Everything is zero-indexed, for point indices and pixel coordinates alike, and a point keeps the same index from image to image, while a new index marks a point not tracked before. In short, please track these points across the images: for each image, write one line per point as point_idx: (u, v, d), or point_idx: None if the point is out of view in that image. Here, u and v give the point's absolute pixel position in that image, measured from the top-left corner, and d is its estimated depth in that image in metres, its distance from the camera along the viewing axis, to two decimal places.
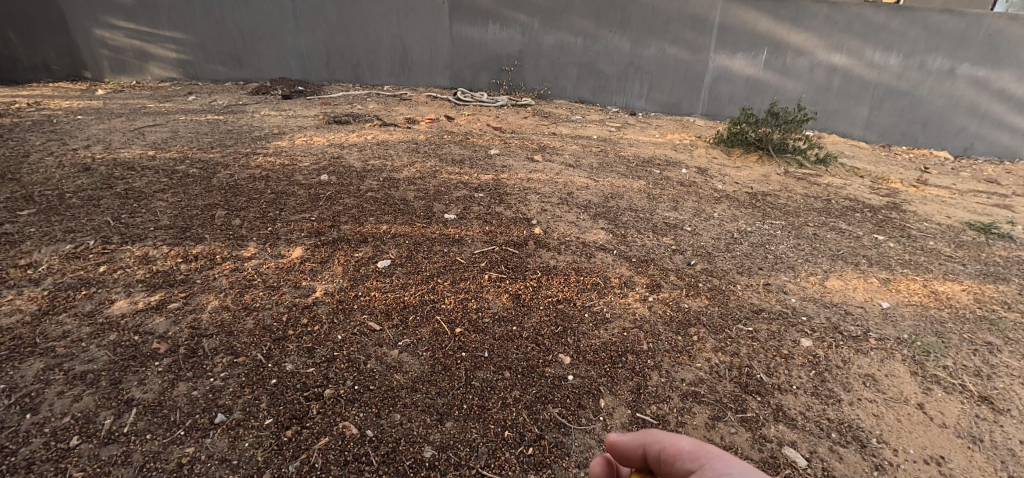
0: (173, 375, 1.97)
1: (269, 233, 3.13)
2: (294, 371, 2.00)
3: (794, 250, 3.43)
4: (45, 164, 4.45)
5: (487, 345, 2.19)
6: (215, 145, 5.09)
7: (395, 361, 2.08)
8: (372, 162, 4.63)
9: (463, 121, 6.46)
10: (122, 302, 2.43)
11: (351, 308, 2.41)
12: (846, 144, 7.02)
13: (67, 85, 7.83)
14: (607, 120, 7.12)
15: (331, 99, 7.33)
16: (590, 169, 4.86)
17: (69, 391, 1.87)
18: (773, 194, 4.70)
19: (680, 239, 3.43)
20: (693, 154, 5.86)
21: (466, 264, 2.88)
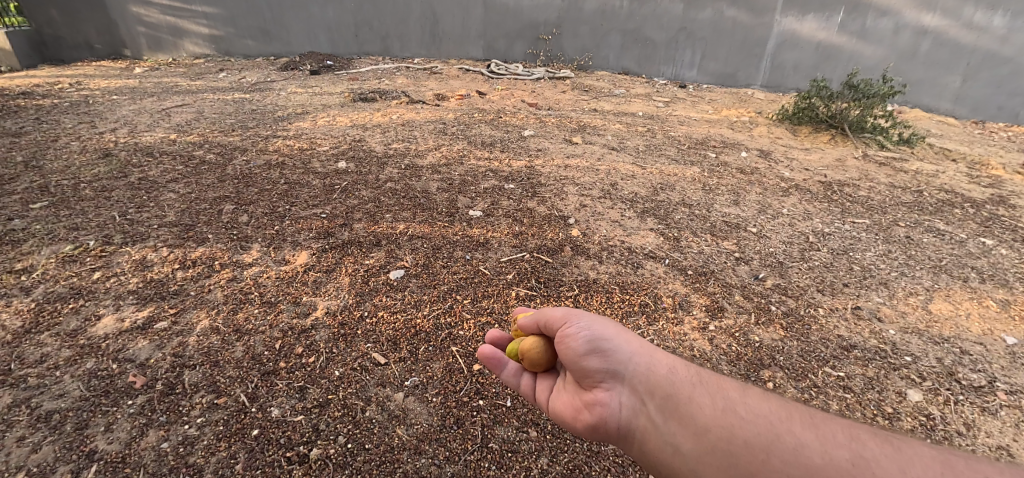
0: (144, 420, 1.72)
1: (275, 233, 2.83)
2: (280, 419, 1.71)
3: (884, 259, 2.86)
4: (70, 148, 4.30)
5: (511, 391, 1.84)
6: (236, 126, 4.83)
7: (400, 409, 1.76)
8: (395, 145, 4.27)
9: (496, 97, 5.97)
10: (109, 319, 2.19)
11: (355, 334, 2.08)
12: (931, 120, 6.09)
13: (108, 64, 7.78)
14: (654, 94, 6.44)
15: (360, 74, 6.98)
16: (636, 153, 4.33)
17: (30, 439, 1.66)
18: (851, 184, 4.06)
19: (744, 245, 2.90)
20: (753, 133, 5.20)
21: (492, 276, 2.49)
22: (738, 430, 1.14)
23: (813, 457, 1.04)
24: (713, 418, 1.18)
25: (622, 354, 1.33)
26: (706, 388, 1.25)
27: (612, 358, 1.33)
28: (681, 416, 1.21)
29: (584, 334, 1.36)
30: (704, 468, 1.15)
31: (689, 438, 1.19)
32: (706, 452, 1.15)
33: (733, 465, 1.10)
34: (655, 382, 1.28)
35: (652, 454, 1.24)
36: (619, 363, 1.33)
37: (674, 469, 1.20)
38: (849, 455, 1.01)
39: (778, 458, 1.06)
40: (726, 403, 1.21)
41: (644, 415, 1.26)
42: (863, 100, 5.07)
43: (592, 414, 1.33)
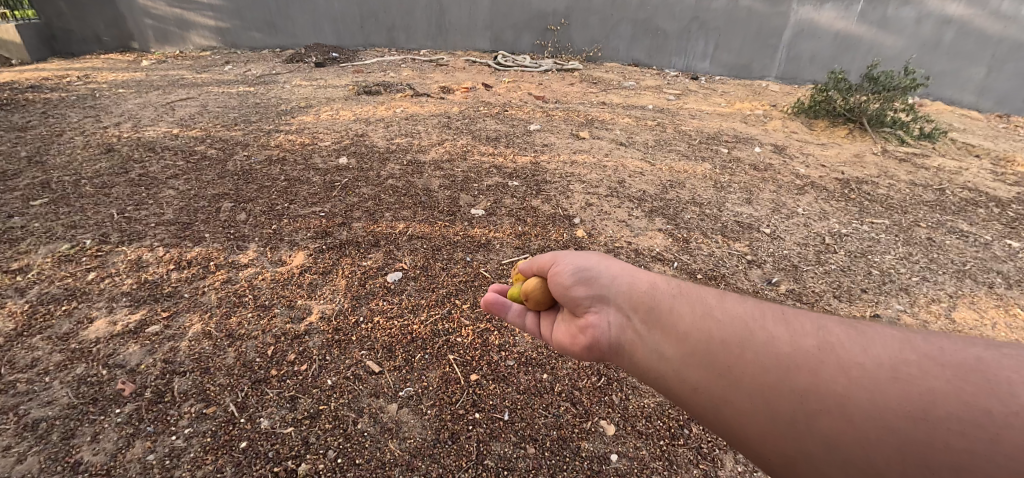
0: (132, 430, 1.66)
1: (273, 233, 2.77)
2: (269, 431, 1.65)
3: (904, 262, 2.76)
4: (72, 141, 4.23)
5: (508, 403, 1.76)
6: (239, 121, 4.75)
7: (393, 421, 1.69)
8: (398, 140, 4.19)
9: (502, 89, 5.85)
10: (101, 322, 2.13)
11: (349, 341, 2.01)
12: (953, 114, 5.87)
13: (116, 57, 7.73)
14: (665, 87, 6.28)
15: (365, 66, 6.89)
16: (645, 148, 4.21)
17: (16, 449, 1.60)
18: (869, 182, 3.91)
19: (757, 246, 2.80)
20: (767, 128, 5.04)
21: (493, 279, 2.41)
22: (717, 329, 1.03)
23: (786, 344, 0.95)
24: (693, 320, 1.07)
25: (607, 277, 1.26)
26: (687, 294, 1.14)
27: (596, 285, 1.26)
28: (664, 323, 1.10)
29: (570, 266, 1.32)
30: (688, 370, 1.02)
31: (672, 344, 1.07)
32: (690, 355, 1.03)
33: (715, 364, 1.00)
34: (640, 295, 1.17)
35: (642, 367, 1.12)
36: (604, 285, 1.25)
37: (661, 378, 1.07)
38: (820, 340, 0.94)
39: (754, 350, 0.97)
40: (705, 304, 1.10)
41: (631, 330, 1.15)
42: (885, 93, 4.93)
43: (586, 337, 1.27)
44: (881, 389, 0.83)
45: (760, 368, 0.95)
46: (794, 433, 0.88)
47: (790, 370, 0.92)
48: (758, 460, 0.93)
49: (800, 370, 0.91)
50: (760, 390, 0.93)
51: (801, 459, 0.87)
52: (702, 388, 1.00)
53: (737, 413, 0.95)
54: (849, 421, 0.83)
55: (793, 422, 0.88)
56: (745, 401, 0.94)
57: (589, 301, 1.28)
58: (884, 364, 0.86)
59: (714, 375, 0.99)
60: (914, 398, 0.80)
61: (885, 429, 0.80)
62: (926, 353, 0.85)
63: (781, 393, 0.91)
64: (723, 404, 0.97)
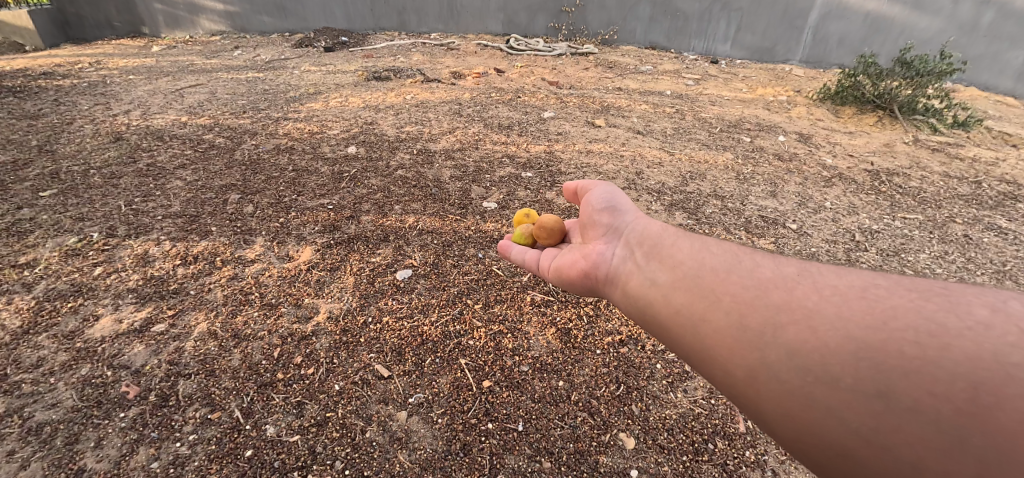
0: (136, 436, 1.59)
1: (280, 227, 2.70)
2: (275, 439, 1.59)
3: (939, 261, 2.72)
4: (81, 129, 4.16)
5: (523, 412, 1.69)
6: (248, 108, 4.66)
7: (403, 430, 1.63)
8: (408, 128, 4.08)
9: (515, 75, 5.70)
10: (107, 320, 2.06)
11: (357, 343, 1.95)
12: (988, 100, 5.57)
13: (128, 42, 7.66)
14: (684, 71, 6.07)
15: (375, 51, 6.75)
16: (663, 136, 4.06)
17: (19, 454, 1.53)
18: (899, 174, 3.75)
19: (783, 243, 2.75)
20: (792, 115, 4.85)
21: (506, 277, 2.32)
22: (710, 261, 1.09)
23: (770, 274, 0.99)
24: (689, 252, 1.14)
25: (626, 218, 1.40)
26: (689, 236, 1.23)
27: (620, 220, 1.40)
28: (663, 256, 1.17)
29: (604, 198, 1.51)
30: (674, 294, 1.06)
31: (665, 271, 1.12)
32: (680, 281, 1.08)
33: (700, 288, 1.03)
34: (648, 235, 1.28)
35: (631, 294, 1.17)
36: (622, 222, 1.39)
37: (646, 303, 1.12)
38: (802, 273, 0.98)
39: (738, 276, 1.01)
40: (702, 244, 1.17)
41: (631, 261, 1.23)
42: (918, 79, 4.72)
43: (587, 262, 1.36)
44: (850, 306, 0.85)
45: (738, 290, 0.98)
46: (760, 346, 0.88)
47: (767, 291, 0.95)
48: (723, 379, 0.92)
49: (777, 292, 0.94)
50: (736, 307, 0.95)
51: (762, 372, 0.86)
52: (683, 309, 1.02)
53: (710, 330, 0.96)
54: (814, 332, 0.84)
55: (761, 335, 0.89)
56: (717, 319, 0.96)
57: (608, 235, 1.40)
58: (857, 290, 0.89)
59: (697, 296, 1.02)
60: (879, 313, 0.81)
61: (848, 339, 0.80)
62: (899, 285, 0.89)
63: (757, 311, 0.92)
64: (701, 321, 0.98)
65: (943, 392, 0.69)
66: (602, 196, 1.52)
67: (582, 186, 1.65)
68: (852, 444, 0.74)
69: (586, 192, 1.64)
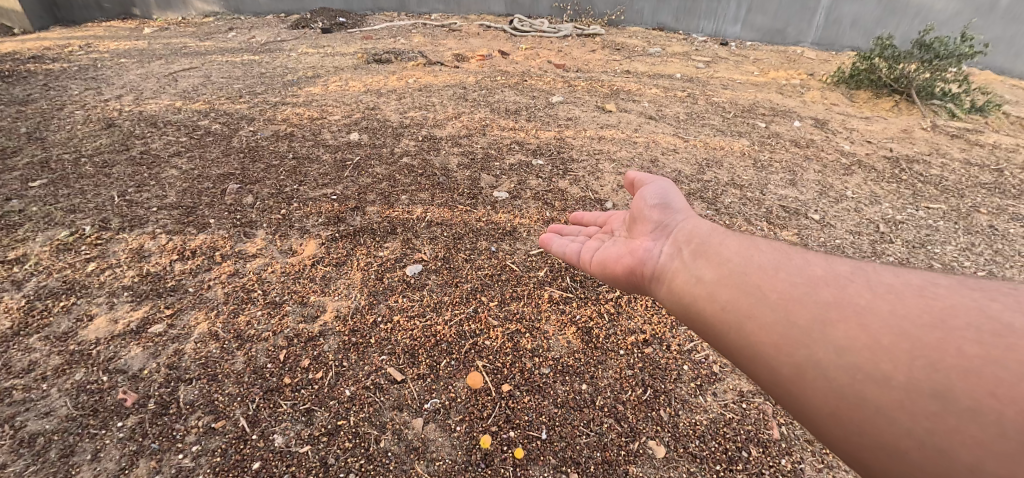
0: (135, 447, 1.49)
1: (281, 219, 2.58)
2: (284, 450, 1.50)
3: (967, 254, 2.61)
4: (71, 115, 3.99)
5: (545, 419, 1.61)
6: (244, 92, 4.49)
7: (420, 439, 1.54)
8: (412, 113, 3.94)
9: (520, 57, 5.52)
10: (102, 320, 1.95)
11: (368, 344, 1.85)
12: (1004, 84, 5.40)
13: (118, 24, 7.40)
14: (693, 53, 5.89)
15: (374, 33, 6.54)
16: (676, 122, 3.93)
17: (11, 468, 1.44)
18: (920, 161, 3.64)
19: (806, 235, 2.66)
20: (806, 99, 4.70)
21: (521, 272, 2.22)
22: (757, 257, 1.09)
23: (820, 271, 1.00)
24: (736, 249, 1.13)
25: (675, 215, 1.37)
26: (735, 234, 1.21)
27: (666, 216, 1.39)
28: (708, 253, 1.16)
29: (655, 195, 1.49)
30: (719, 290, 1.05)
31: (711, 268, 1.11)
32: (724, 276, 1.07)
33: (746, 284, 1.02)
34: (694, 233, 1.25)
35: (675, 291, 1.15)
36: (672, 220, 1.35)
37: (689, 299, 1.10)
38: (853, 271, 0.98)
39: (788, 273, 1.02)
40: (748, 241, 1.16)
41: (678, 258, 1.20)
42: (936, 62, 4.62)
43: (633, 257, 1.34)
44: (904, 306, 0.86)
45: (789, 285, 0.98)
46: (809, 342, 0.88)
47: (818, 288, 0.95)
48: (766, 376, 0.92)
49: (828, 289, 0.94)
50: (784, 303, 0.95)
51: (808, 369, 0.86)
52: (727, 305, 1.02)
53: (755, 326, 0.96)
54: (866, 329, 0.84)
55: (810, 331, 0.89)
56: (765, 313, 0.96)
57: (653, 228, 1.38)
58: (914, 289, 0.90)
59: (743, 292, 1.01)
60: (934, 315, 0.83)
61: (900, 338, 0.81)
62: (959, 286, 0.90)
63: (805, 306, 0.93)
64: (746, 317, 0.98)
65: (1007, 394, 0.69)
66: (655, 192, 1.50)
67: (637, 178, 1.61)
68: (903, 444, 0.75)
69: (638, 185, 1.60)
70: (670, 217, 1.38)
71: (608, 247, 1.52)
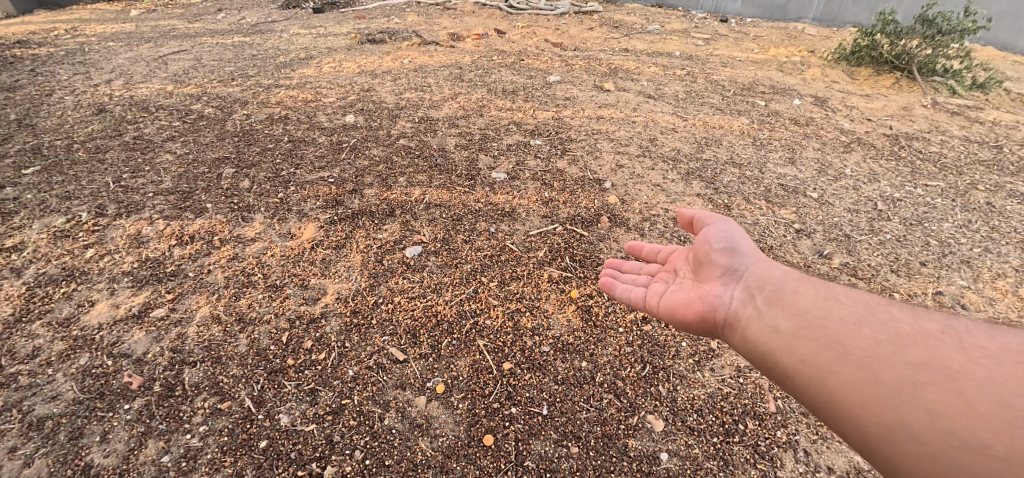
0: (143, 429, 1.52)
1: (279, 202, 2.57)
2: (290, 429, 1.53)
3: (963, 230, 2.62)
4: (61, 101, 3.93)
5: (546, 396, 1.64)
6: (236, 75, 4.42)
7: (423, 417, 1.57)
8: (407, 94, 3.89)
9: (516, 36, 5.44)
10: (104, 305, 1.96)
11: (369, 325, 1.87)
12: (1005, 60, 5.35)
13: (104, 7, 7.23)
14: (692, 31, 5.83)
15: (366, 12, 6.42)
16: (675, 100, 3.90)
17: (22, 451, 1.46)
18: (919, 138, 3.64)
19: (804, 213, 2.67)
20: (806, 77, 4.66)
21: (520, 253, 2.23)
22: (839, 312, 1.12)
23: (907, 330, 1.03)
24: (816, 302, 1.17)
25: (744, 256, 1.39)
26: (813, 283, 1.24)
27: (736, 257, 1.40)
28: (784, 302, 1.20)
29: (721, 233, 1.45)
30: (799, 343, 1.10)
31: (788, 319, 1.16)
32: (804, 330, 1.12)
33: (826, 339, 1.07)
34: (768, 279, 1.29)
35: (752, 340, 1.20)
36: (740, 262, 1.38)
37: (768, 349, 1.16)
38: (943, 331, 1.02)
39: (871, 330, 1.06)
40: (824, 291, 1.20)
41: (751, 304, 1.25)
42: (939, 37, 4.57)
43: (703, 303, 1.36)
44: (998, 375, 0.89)
45: (872, 344, 1.02)
46: (897, 404, 0.92)
47: (904, 348, 1.00)
48: (854, 434, 0.96)
49: (915, 350, 0.98)
50: (869, 363, 0.99)
51: (898, 430, 0.91)
52: (808, 359, 1.07)
53: (838, 382, 1.00)
54: (958, 396, 0.88)
55: (898, 393, 0.93)
56: (848, 371, 1.00)
57: (723, 271, 1.40)
58: (1009, 354, 0.93)
59: (824, 347, 1.06)
60: None
61: (997, 406, 0.85)
62: None
63: (892, 367, 0.97)
64: (829, 373, 1.02)
65: None
66: (721, 232, 1.46)
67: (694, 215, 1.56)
68: None
69: (696, 223, 1.56)
70: (741, 259, 1.38)
71: (675, 289, 1.51)
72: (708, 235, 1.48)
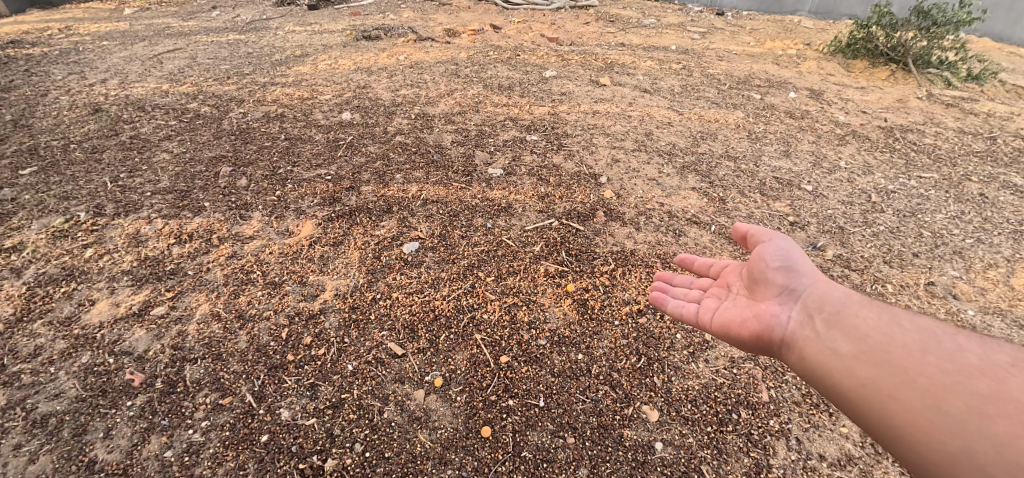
0: (146, 425, 1.54)
1: (277, 200, 2.58)
2: (291, 423, 1.55)
3: (956, 222, 2.65)
4: (57, 101, 3.92)
5: (543, 388, 1.66)
6: (232, 73, 4.41)
7: (422, 410, 1.60)
8: (404, 91, 3.90)
9: (512, 31, 5.44)
10: (104, 304, 1.97)
11: (368, 320, 1.89)
12: (1001, 52, 5.36)
13: (97, 5, 7.19)
14: (688, 24, 5.83)
15: (362, 9, 6.40)
16: (671, 95, 3.91)
17: (27, 448, 1.48)
18: (914, 130, 3.66)
19: (799, 206, 2.70)
20: (802, 70, 4.68)
21: (517, 248, 2.25)
22: (902, 337, 1.12)
23: (971, 359, 1.03)
24: (877, 326, 1.16)
25: (801, 274, 1.36)
26: (875, 307, 1.22)
27: (792, 276, 1.38)
28: (844, 324, 1.19)
29: (777, 250, 1.43)
30: (859, 366, 1.10)
31: (848, 341, 1.15)
32: (864, 353, 1.12)
33: (887, 362, 1.07)
34: (827, 301, 1.27)
35: (810, 361, 1.19)
36: (797, 281, 1.35)
37: (825, 370, 1.15)
38: (1011, 362, 1.00)
39: (936, 357, 1.05)
40: (886, 314, 1.19)
41: (810, 325, 1.24)
42: (933, 29, 4.54)
43: (759, 321, 1.34)
44: None
45: (937, 371, 1.02)
46: (961, 433, 0.93)
47: (970, 378, 0.99)
48: (914, 459, 0.97)
49: (982, 381, 0.98)
50: (934, 390, 0.99)
51: (960, 458, 0.91)
52: (870, 382, 1.07)
53: (900, 407, 1.01)
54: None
55: (962, 423, 0.93)
56: (911, 396, 1.01)
57: (778, 289, 1.38)
58: None
59: (886, 371, 1.06)
60: None
61: None
62: None
63: (957, 396, 0.97)
64: (891, 399, 1.03)
65: None
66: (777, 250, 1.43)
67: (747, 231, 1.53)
68: None
69: (750, 238, 1.53)
70: (798, 278, 1.36)
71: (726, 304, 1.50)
72: (763, 252, 1.45)
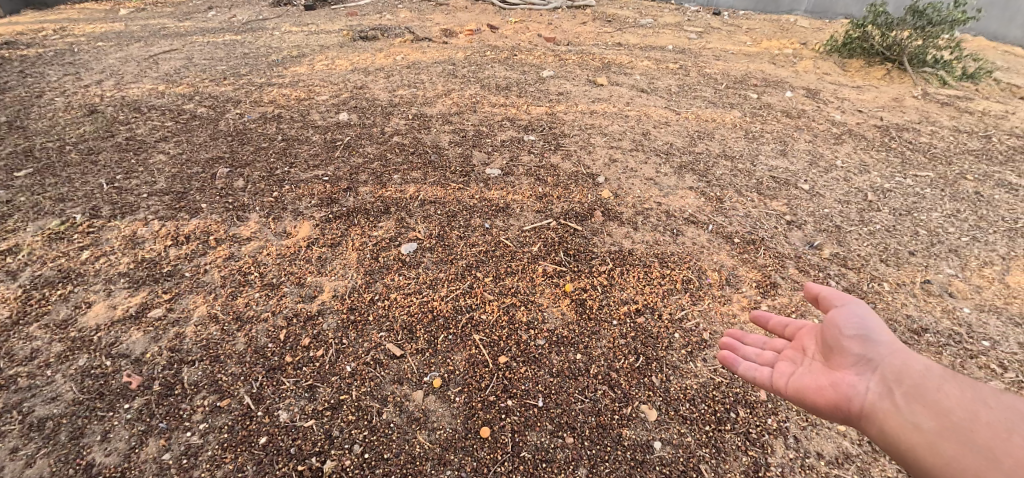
0: (143, 427, 1.53)
1: (274, 201, 2.58)
2: (289, 425, 1.55)
3: (952, 220, 2.66)
4: (51, 102, 3.91)
5: (542, 388, 1.66)
6: (228, 74, 4.40)
7: (421, 411, 1.60)
8: (401, 91, 3.89)
9: (509, 31, 5.44)
10: (101, 306, 1.96)
11: (366, 321, 1.89)
12: (996, 50, 5.39)
13: (92, 6, 7.16)
14: (685, 24, 5.84)
15: (358, 9, 6.39)
16: (668, 94, 3.92)
17: (23, 451, 1.47)
18: (909, 129, 3.68)
19: (796, 205, 2.70)
20: (798, 69, 4.69)
21: (515, 248, 2.26)
22: (994, 416, 1.02)
23: None
24: (966, 402, 1.06)
25: (879, 342, 1.26)
26: (964, 380, 1.12)
27: (868, 342, 1.28)
28: (928, 400, 1.11)
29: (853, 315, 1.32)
30: (943, 445, 1.02)
31: (931, 418, 1.07)
32: (949, 431, 1.03)
33: (976, 443, 0.99)
34: (907, 373, 1.18)
35: (890, 437, 1.11)
36: (874, 350, 1.25)
37: (909, 447, 1.07)
38: None
39: None
40: (974, 388, 1.09)
41: (889, 399, 1.15)
42: (928, 29, 4.56)
43: (834, 391, 1.26)
44: None
45: None
46: None
47: None
48: None
49: None
50: None
51: None
52: (956, 463, 0.99)
53: None
54: None
55: None
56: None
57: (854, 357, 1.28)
58: None
59: (973, 451, 0.98)
60: None
61: None
62: None
63: None
64: None
65: None
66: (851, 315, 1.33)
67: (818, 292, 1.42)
68: None
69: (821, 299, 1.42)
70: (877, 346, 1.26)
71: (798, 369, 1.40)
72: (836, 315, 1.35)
